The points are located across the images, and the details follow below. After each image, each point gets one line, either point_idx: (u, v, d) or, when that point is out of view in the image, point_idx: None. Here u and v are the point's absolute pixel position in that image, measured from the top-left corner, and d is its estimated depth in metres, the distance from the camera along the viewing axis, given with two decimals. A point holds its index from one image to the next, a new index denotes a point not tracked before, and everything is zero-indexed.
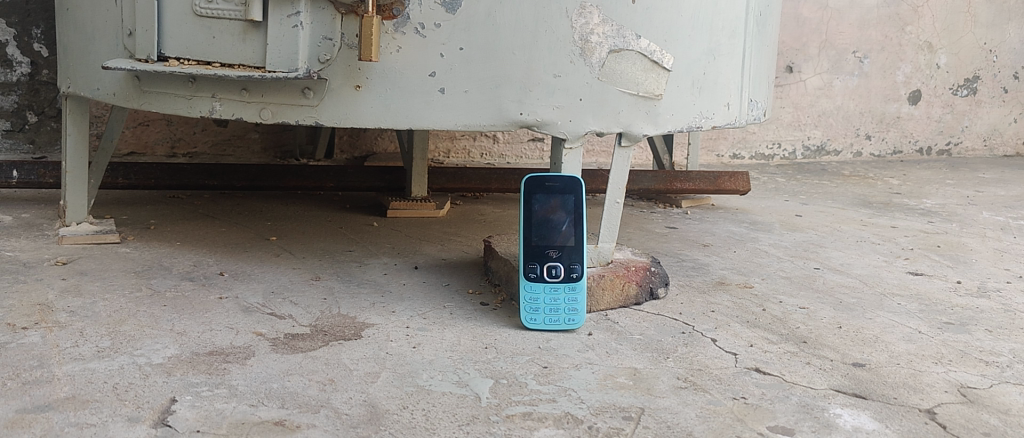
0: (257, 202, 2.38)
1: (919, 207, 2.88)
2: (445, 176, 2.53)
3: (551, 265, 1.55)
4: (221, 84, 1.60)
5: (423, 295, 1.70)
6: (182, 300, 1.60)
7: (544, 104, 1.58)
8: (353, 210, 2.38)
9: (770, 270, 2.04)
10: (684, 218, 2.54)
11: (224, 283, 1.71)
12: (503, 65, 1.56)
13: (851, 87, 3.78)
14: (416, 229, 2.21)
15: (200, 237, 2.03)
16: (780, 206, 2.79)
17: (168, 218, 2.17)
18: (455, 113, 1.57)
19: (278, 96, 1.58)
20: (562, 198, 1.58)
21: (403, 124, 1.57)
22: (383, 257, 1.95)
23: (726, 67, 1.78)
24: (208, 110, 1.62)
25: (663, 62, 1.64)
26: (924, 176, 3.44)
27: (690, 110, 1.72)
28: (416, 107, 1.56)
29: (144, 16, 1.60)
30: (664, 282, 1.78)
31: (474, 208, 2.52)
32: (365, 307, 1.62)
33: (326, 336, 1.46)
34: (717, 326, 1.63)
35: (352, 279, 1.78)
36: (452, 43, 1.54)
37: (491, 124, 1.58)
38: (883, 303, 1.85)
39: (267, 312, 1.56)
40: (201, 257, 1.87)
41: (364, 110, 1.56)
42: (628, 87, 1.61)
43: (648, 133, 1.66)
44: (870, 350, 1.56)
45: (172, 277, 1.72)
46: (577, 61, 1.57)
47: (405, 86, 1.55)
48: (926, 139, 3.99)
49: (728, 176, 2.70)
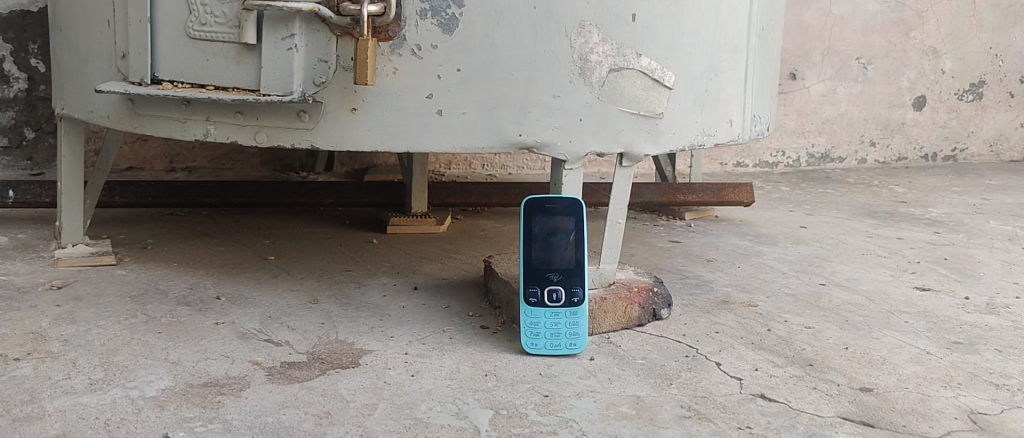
0: (255, 219, 2.36)
1: (924, 216, 2.85)
2: (445, 191, 2.49)
3: (551, 289, 1.53)
4: (216, 107, 1.57)
5: (422, 318, 1.68)
6: (178, 327, 1.58)
7: (543, 125, 1.55)
8: (352, 227, 2.36)
9: (775, 287, 2.01)
10: (687, 232, 2.51)
11: (221, 308, 1.68)
12: (502, 86, 1.53)
13: (855, 94, 3.75)
14: (416, 247, 2.18)
15: (197, 258, 2.01)
16: (784, 217, 2.75)
17: (166, 237, 2.15)
18: (452, 135, 1.54)
19: (273, 119, 1.55)
20: (562, 221, 1.55)
21: (400, 147, 1.54)
22: (382, 277, 1.92)
23: (728, 83, 1.75)
24: (203, 133, 1.59)
25: (664, 80, 1.61)
26: (930, 183, 3.41)
27: (692, 128, 1.69)
28: (413, 129, 1.54)
29: (137, 38, 1.58)
30: (667, 304, 1.75)
31: (475, 223, 2.49)
32: (363, 332, 1.59)
33: (323, 364, 1.43)
34: (722, 349, 1.61)
35: (350, 302, 1.75)
36: (449, 64, 1.51)
37: (489, 146, 1.55)
38: (891, 322, 1.82)
39: (263, 338, 1.54)
40: (197, 279, 1.85)
41: (361, 132, 1.54)
42: (629, 106, 1.59)
43: (650, 153, 1.63)
44: (877, 374, 1.53)
45: (167, 301, 1.70)
46: (577, 81, 1.55)
47: (401, 108, 1.52)
48: (932, 145, 3.95)
49: (732, 186, 2.64)
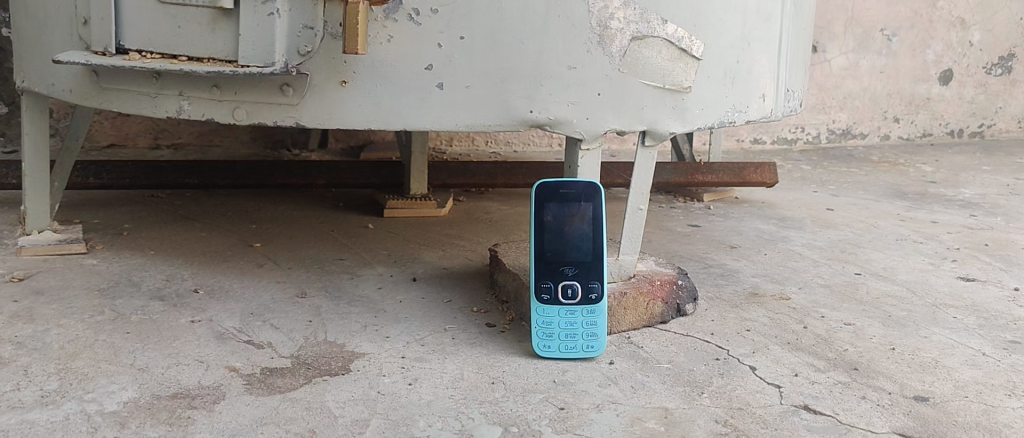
0: (242, 203, 2.19)
1: (957, 198, 2.68)
2: (446, 171, 2.32)
3: (567, 285, 1.36)
4: (189, 81, 1.39)
5: (420, 315, 1.51)
6: (148, 325, 1.41)
7: (557, 100, 1.38)
8: (346, 210, 2.19)
9: (807, 277, 1.84)
10: (707, 215, 2.34)
11: (198, 303, 1.52)
12: (510, 56, 1.36)
13: (878, 67, 3.57)
14: (415, 232, 2.02)
15: (177, 245, 1.84)
16: (809, 198, 2.59)
17: (144, 222, 1.98)
18: (455, 112, 1.37)
19: (252, 94, 1.38)
20: (579, 207, 1.38)
21: (396, 125, 1.37)
22: (378, 267, 1.76)
23: (761, 54, 1.57)
24: (175, 109, 1.42)
25: (692, 50, 1.43)
26: (958, 162, 3.24)
27: (722, 103, 1.52)
28: (410, 104, 1.36)
29: (100, 2, 1.40)
30: (692, 298, 1.59)
31: (479, 205, 2.32)
32: (355, 331, 1.42)
33: (309, 371, 1.27)
34: (755, 351, 1.44)
35: (342, 296, 1.58)
36: (451, 31, 1.34)
37: (497, 123, 1.38)
38: (938, 317, 1.65)
39: (243, 340, 1.37)
40: (174, 270, 1.68)
41: (352, 108, 1.37)
42: (654, 78, 1.41)
43: (675, 131, 1.46)
44: (932, 380, 1.37)
45: (139, 296, 1.53)
46: (595, 51, 1.37)
47: (398, 81, 1.35)
48: (958, 121, 3.77)
49: (755, 166, 2.48)
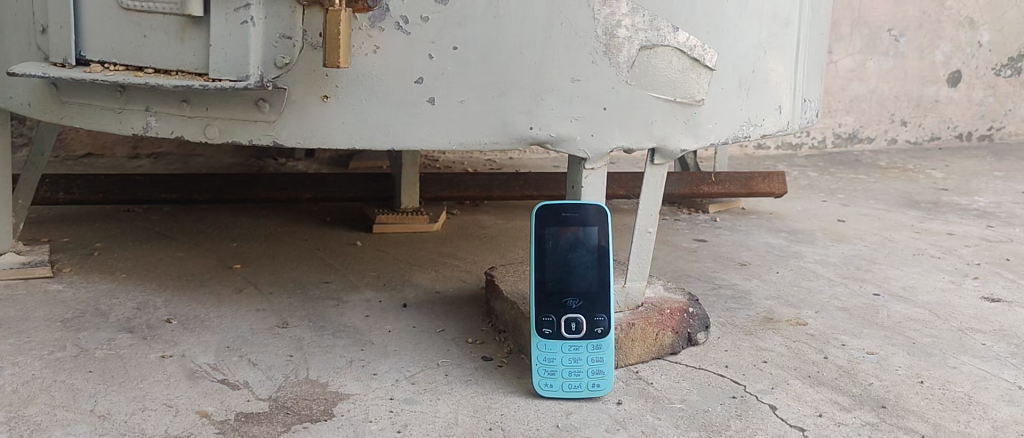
0: (223, 218, 2.07)
1: (972, 207, 2.57)
2: (439, 183, 2.21)
3: (570, 318, 1.25)
4: (155, 95, 1.28)
5: (411, 348, 1.40)
6: (113, 362, 1.29)
7: (559, 115, 1.27)
8: (333, 226, 2.07)
9: (823, 299, 1.73)
10: (713, 228, 2.23)
11: (171, 336, 1.40)
12: (508, 68, 1.24)
13: (885, 69, 3.47)
14: (406, 251, 1.90)
15: (151, 268, 1.72)
16: (818, 209, 2.49)
17: (117, 241, 1.86)
18: (447, 129, 1.25)
19: (226, 109, 1.26)
20: (583, 233, 1.27)
21: (383, 144, 1.25)
22: (366, 291, 1.64)
23: (779, 63, 1.45)
24: (141, 126, 1.29)
25: (705, 60, 1.32)
26: (969, 167, 3.14)
27: (736, 116, 1.40)
28: (399, 121, 1.25)
29: (58, 9, 1.28)
30: (703, 326, 1.48)
31: (474, 219, 2.21)
32: (340, 368, 1.31)
33: (288, 417, 1.15)
34: (775, 386, 1.33)
35: (326, 326, 1.47)
36: (443, 41, 1.22)
37: (493, 141, 1.26)
38: (966, 343, 1.54)
39: (216, 379, 1.25)
40: (147, 296, 1.56)
41: (334, 125, 1.25)
42: (664, 91, 1.30)
43: (686, 148, 1.35)
44: (968, 419, 1.25)
45: (106, 327, 1.41)
46: (600, 62, 1.26)
47: (385, 95, 1.23)
48: (966, 124, 3.67)
49: (762, 175, 2.37)
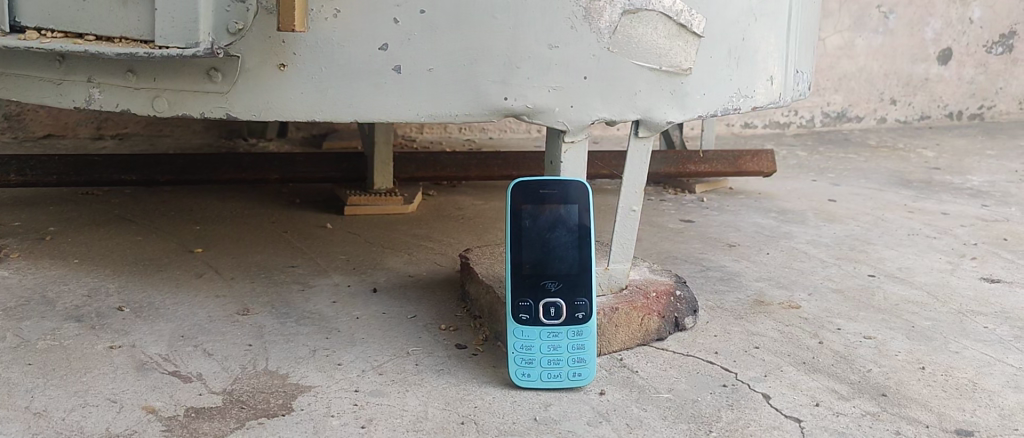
0: (187, 201, 1.97)
1: (965, 185, 2.50)
2: (414, 163, 2.11)
3: (549, 303, 1.16)
4: (98, 64, 1.18)
5: (380, 335, 1.31)
6: (56, 353, 1.20)
7: (535, 85, 1.18)
8: (303, 208, 1.98)
9: (816, 280, 1.66)
10: (700, 208, 2.15)
11: (122, 324, 1.30)
12: (480, 33, 1.15)
13: (874, 46, 3.40)
14: (379, 233, 1.81)
15: (106, 252, 1.62)
16: (809, 188, 2.42)
17: (72, 224, 1.76)
18: (415, 100, 1.16)
19: (174, 80, 1.16)
20: (562, 211, 1.17)
21: (345, 115, 1.16)
22: (334, 276, 1.55)
23: (771, 31, 1.36)
24: (83, 99, 1.20)
25: (692, 26, 1.23)
26: (960, 146, 3.07)
27: (726, 87, 1.31)
28: (363, 90, 1.15)
29: None
30: (691, 310, 1.40)
31: (451, 200, 2.12)
32: (302, 358, 1.22)
33: (244, 412, 1.06)
34: (768, 374, 1.25)
35: (290, 313, 1.38)
36: (410, 4, 1.12)
37: (465, 113, 1.17)
38: (967, 327, 1.46)
39: (168, 371, 1.16)
40: (99, 282, 1.47)
41: (292, 95, 1.16)
42: (649, 59, 1.21)
43: (672, 120, 1.26)
44: (973, 408, 1.17)
45: (51, 316, 1.31)
46: (580, 27, 1.17)
47: (347, 63, 1.14)
48: (957, 103, 3.60)
49: (751, 154, 2.28)
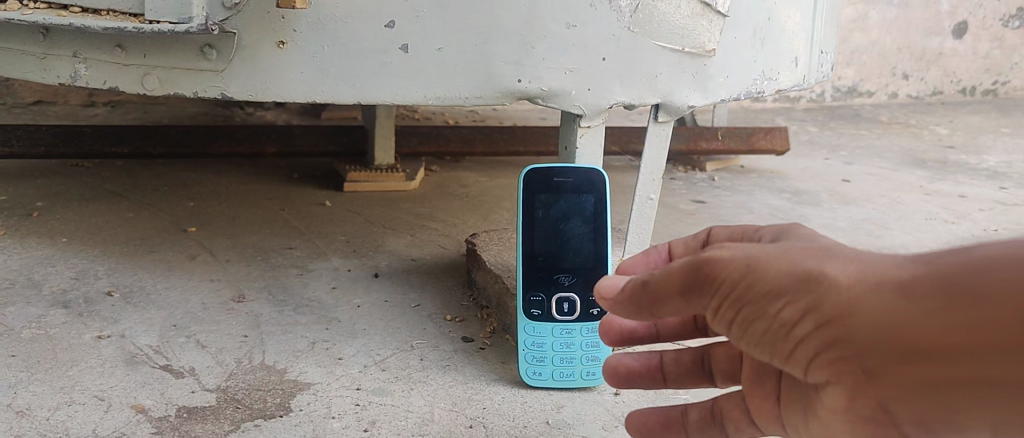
0: (181, 175, 1.90)
1: (982, 165, 2.45)
2: (416, 137, 2.04)
3: (561, 299, 1.10)
4: (84, 38, 1.10)
5: (383, 326, 1.25)
6: (42, 343, 1.13)
7: (552, 66, 1.10)
8: (301, 184, 1.91)
9: None
10: (712, 187, 2.09)
11: (112, 310, 1.24)
12: (493, 9, 1.07)
13: (888, 20, 3.37)
14: (379, 212, 1.74)
15: (97, 230, 1.55)
16: (821, 167, 2.36)
17: (61, 199, 1.69)
18: (423, 81, 1.09)
19: (166, 57, 1.09)
20: (576, 201, 1.10)
21: (348, 97, 1.09)
22: (334, 258, 1.49)
23: (797, 10, 1.29)
24: (68, 75, 1.12)
25: (716, 4, 1.15)
26: (975, 123, 3.00)
27: (750, 69, 1.24)
28: (367, 70, 1.08)
29: None
30: None
31: (454, 176, 2.05)
32: (301, 351, 1.16)
33: (240, 412, 1.00)
34: None
35: (288, 300, 1.31)
36: None
37: (476, 95, 1.10)
38: None
39: (158, 365, 1.10)
40: (88, 264, 1.40)
41: (291, 75, 1.09)
42: (671, 40, 1.14)
43: (694, 104, 1.19)
44: None
45: (38, 301, 1.25)
46: (599, 5, 1.09)
47: (351, 41, 1.07)
48: (970, 78, 3.59)
49: (764, 131, 2.22)
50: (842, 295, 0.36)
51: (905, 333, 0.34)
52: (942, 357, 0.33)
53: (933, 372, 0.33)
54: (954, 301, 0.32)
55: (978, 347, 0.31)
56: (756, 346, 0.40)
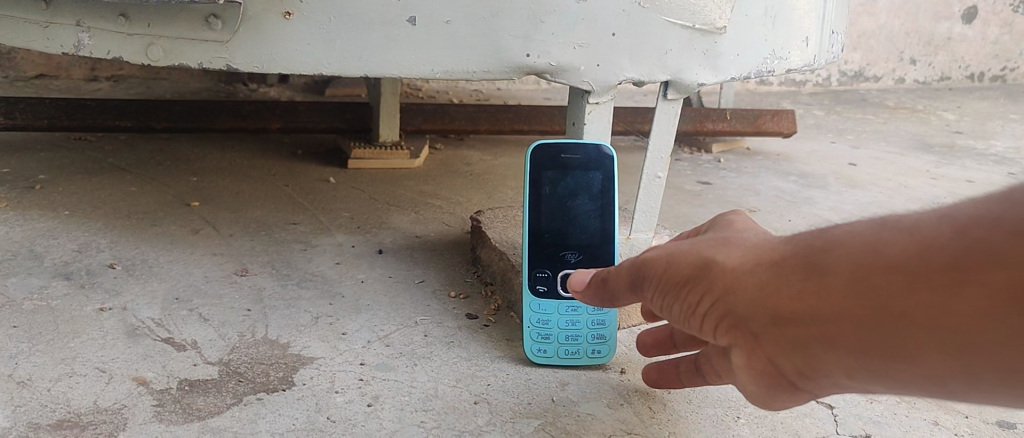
0: (184, 150, 1.89)
1: (989, 151, 2.43)
2: (421, 115, 2.03)
3: (568, 276, 1.09)
4: (87, 7, 1.09)
5: (387, 301, 1.24)
6: (43, 315, 1.13)
7: (561, 40, 1.09)
8: (305, 160, 1.90)
9: None
10: (718, 169, 2.07)
11: (113, 283, 1.23)
12: None
13: (897, 4, 3.35)
14: (383, 189, 1.73)
15: (99, 204, 1.54)
16: (827, 150, 2.35)
17: (64, 172, 1.68)
18: (430, 54, 1.08)
19: (170, 27, 1.08)
20: (584, 178, 1.10)
21: (354, 69, 1.08)
22: (338, 234, 1.48)
23: None
24: (72, 44, 1.11)
25: None
26: (982, 109, 2.98)
27: (762, 48, 1.22)
28: (374, 43, 1.07)
29: None
30: None
31: (458, 155, 2.04)
32: (304, 326, 1.15)
33: (242, 386, 0.99)
34: None
35: (291, 274, 1.31)
36: None
37: (484, 70, 1.09)
38: None
39: (160, 338, 1.09)
40: (90, 237, 1.39)
41: (296, 47, 1.07)
42: (682, 16, 1.12)
43: (704, 82, 1.17)
44: None
45: (39, 273, 1.24)
46: None
47: (357, 12, 1.05)
48: (978, 64, 3.57)
49: (771, 113, 2.20)
50: (729, 276, 0.49)
51: (775, 300, 0.45)
52: (796, 320, 0.44)
53: (795, 330, 0.44)
54: (793, 277, 0.44)
55: (817, 313, 0.43)
56: (684, 318, 0.54)
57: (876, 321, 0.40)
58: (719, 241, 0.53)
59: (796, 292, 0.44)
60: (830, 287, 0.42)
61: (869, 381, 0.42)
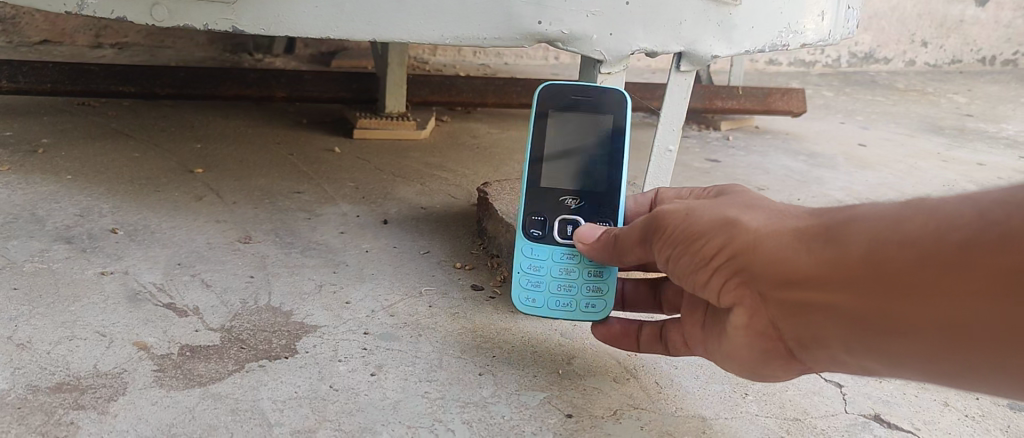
0: (188, 117, 1.87)
1: (1001, 134, 2.41)
2: (427, 86, 2.01)
3: None
4: None
5: (391, 271, 1.22)
6: (43, 278, 1.11)
7: (574, 8, 1.07)
8: (310, 130, 1.88)
9: None
10: (727, 147, 2.05)
11: (115, 247, 1.22)
12: None
13: None
14: (389, 160, 1.71)
15: (101, 169, 1.52)
16: (837, 130, 2.33)
17: (66, 137, 1.66)
18: (440, 19, 1.06)
19: None
20: None
21: (362, 34, 1.06)
22: (342, 204, 1.47)
23: None
24: (75, 3, 1.09)
25: None
26: (994, 92, 2.96)
27: (776, 20, 1.19)
28: (383, 7, 1.05)
29: None
30: None
31: (464, 127, 2.02)
32: (307, 294, 1.13)
33: (245, 353, 0.98)
34: None
35: (295, 242, 1.29)
36: None
37: (494, 37, 1.07)
38: None
39: (162, 303, 1.08)
40: (93, 201, 1.38)
41: (303, 10, 1.05)
42: None
43: (718, 54, 1.15)
44: None
45: (41, 236, 1.23)
46: None
47: None
48: (991, 48, 3.55)
49: (781, 91, 2.18)
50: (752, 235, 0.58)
51: (793, 260, 0.54)
52: (806, 279, 0.54)
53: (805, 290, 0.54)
54: (813, 240, 0.54)
55: (827, 276, 0.52)
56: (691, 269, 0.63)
57: (878, 287, 0.50)
58: (742, 205, 0.64)
59: (816, 255, 0.53)
60: (845, 254, 0.51)
61: (864, 346, 0.53)
